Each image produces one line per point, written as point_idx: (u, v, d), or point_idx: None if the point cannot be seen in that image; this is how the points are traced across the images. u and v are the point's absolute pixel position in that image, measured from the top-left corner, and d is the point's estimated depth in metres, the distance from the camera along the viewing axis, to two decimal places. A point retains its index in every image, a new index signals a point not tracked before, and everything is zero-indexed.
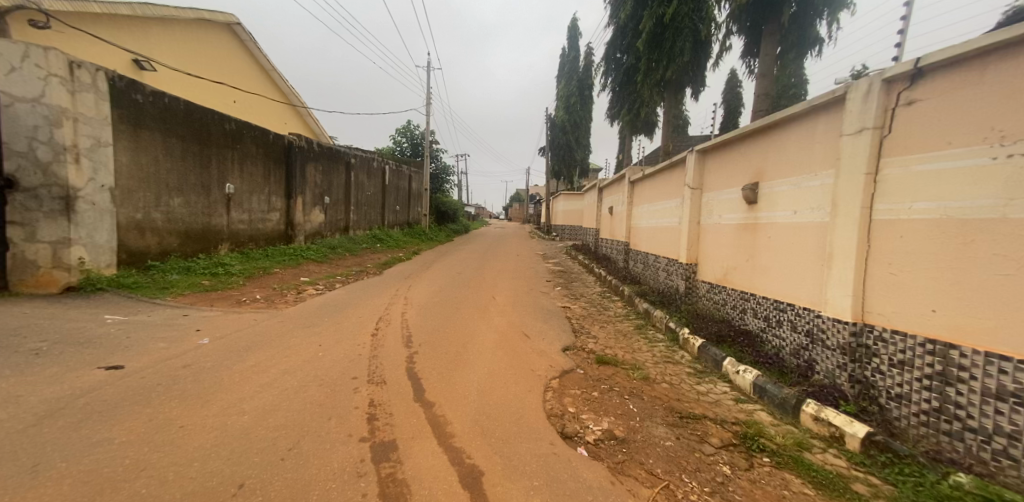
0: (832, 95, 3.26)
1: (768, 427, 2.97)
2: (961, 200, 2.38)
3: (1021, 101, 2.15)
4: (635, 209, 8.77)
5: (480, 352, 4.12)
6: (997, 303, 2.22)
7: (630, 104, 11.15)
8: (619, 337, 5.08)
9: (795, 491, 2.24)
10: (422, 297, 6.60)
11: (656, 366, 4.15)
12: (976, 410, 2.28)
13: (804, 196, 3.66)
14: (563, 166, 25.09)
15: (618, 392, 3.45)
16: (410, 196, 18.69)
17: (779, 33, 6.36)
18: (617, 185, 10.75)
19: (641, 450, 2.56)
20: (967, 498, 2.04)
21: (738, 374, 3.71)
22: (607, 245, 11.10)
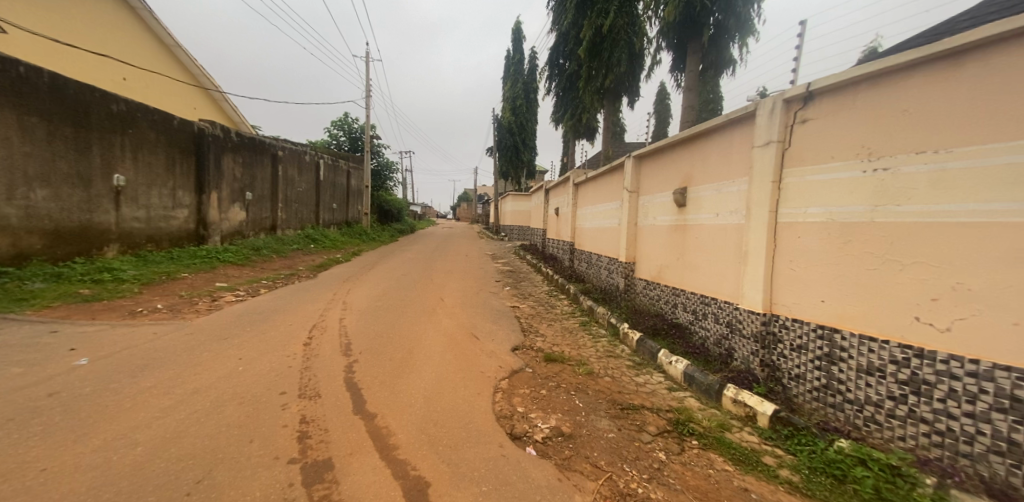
0: (745, 110, 3.66)
1: (696, 412, 3.27)
2: (842, 207, 2.79)
3: (883, 125, 2.57)
4: (579, 210, 9.12)
5: (424, 357, 4.10)
6: (868, 297, 2.63)
7: (572, 108, 11.56)
8: (565, 334, 5.29)
9: (719, 469, 2.51)
10: (364, 302, 6.39)
11: (599, 361, 4.39)
12: (852, 384, 2.69)
13: (724, 200, 4.05)
14: (511, 167, 25.37)
15: (564, 388, 3.61)
16: (348, 193, 17.91)
17: (700, 51, 6.98)
18: (562, 187, 11.12)
19: (586, 444, 2.71)
20: (846, 460, 2.41)
21: (670, 364, 4.03)
22: (553, 245, 11.44)
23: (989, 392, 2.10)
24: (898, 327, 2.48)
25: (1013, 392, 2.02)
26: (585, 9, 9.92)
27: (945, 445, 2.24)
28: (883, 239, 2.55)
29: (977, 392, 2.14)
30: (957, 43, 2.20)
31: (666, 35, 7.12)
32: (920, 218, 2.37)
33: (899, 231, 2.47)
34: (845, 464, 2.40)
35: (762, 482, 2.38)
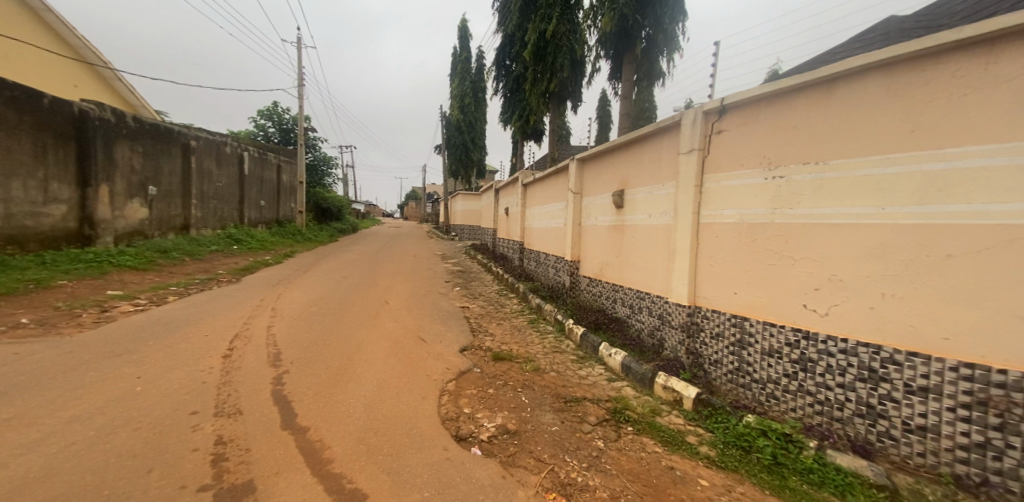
0: (672, 120, 3.99)
1: (631, 400, 3.51)
2: (749, 210, 3.16)
3: (780, 138, 2.95)
4: (527, 210, 9.30)
5: (365, 363, 4.01)
6: (771, 291, 3.00)
7: (518, 110, 11.76)
8: (514, 332, 5.41)
9: (649, 451, 2.73)
10: (299, 307, 6.06)
11: (545, 357, 4.54)
12: (757, 365, 3.06)
13: (656, 202, 4.37)
14: (460, 166, 25.16)
15: (511, 385, 3.71)
16: (279, 189, 16.75)
17: (634, 63, 7.44)
18: (511, 187, 11.29)
19: (531, 440, 2.82)
20: (751, 432, 2.75)
21: (610, 356, 4.27)
22: (503, 244, 11.58)
23: (857, 365, 2.51)
24: (792, 316, 2.87)
25: (871, 363, 2.44)
26: (529, 13, 10.17)
27: (825, 412, 2.65)
28: (782, 242, 2.92)
29: (848, 366, 2.55)
30: (834, 71, 2.59)
31: (604, 45, 7.52)
32: (809, 221, 2.75)
33: (794, 234, 2.84)
34: (751, 436, 2.73)
35: (686, 459, 2.64)
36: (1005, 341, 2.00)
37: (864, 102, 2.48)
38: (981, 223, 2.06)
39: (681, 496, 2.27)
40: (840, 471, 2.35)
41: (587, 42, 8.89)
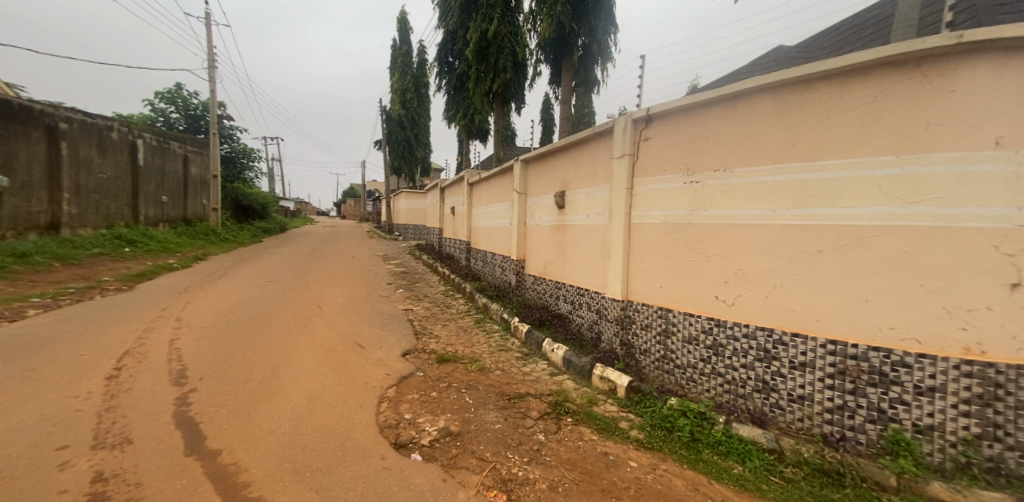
0: (607, 126, 4.22)
1: (571, 392, 3.68)
2: (672, 212, 3.46)
3: (697, 147, 3.27)
4: (474, 209, 9.31)
5: (292, 375, 3.79)
6: (692, 286, 3.30)
7: (462, 109, 11.71)
8: (459, 333, 5.41)
9: (586, 439, 2.88)
10: (215, 317, 5.56)
11: (490, 356, 4.61)
12: (679, 352, 3.37)
13: (594, 203, 4.60)
14: (403, 163, 24.45)
15: (455, 387, 3.73)
16: (187, 184, 15.06)
17: (573, 69, 7.79)
18: (457, 186, 11.24)
19: (473, 440, 2.85)
20: (672, 413, 3.03)
21: (553, 351, 4.43)
22: (450, 244, 11.50)
23: (757, 348, 2.87)
24: (710, 308, 3.18)
25: (768, 346, 2.82)
26: (470, 12, 10.22)
27: (732, 391, 2.99)
28: (701, 242, 3.22)
29: (751, 349, 2.90)
30: (736, 90, 2.94)
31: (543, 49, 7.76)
32: (723, 222, 3.08)
33: (711, 234, 3.16)
34: (673, 417, 3.00)
35: (618, 444, 2.83)
36: (861, 323, 2.46)
37: (763, 119, 2.84)
38: (845, 224, 2.49)
39: (612, 478, 2.43)
40: (742, 441, 2.68)
41: (529, 45, 9.09)
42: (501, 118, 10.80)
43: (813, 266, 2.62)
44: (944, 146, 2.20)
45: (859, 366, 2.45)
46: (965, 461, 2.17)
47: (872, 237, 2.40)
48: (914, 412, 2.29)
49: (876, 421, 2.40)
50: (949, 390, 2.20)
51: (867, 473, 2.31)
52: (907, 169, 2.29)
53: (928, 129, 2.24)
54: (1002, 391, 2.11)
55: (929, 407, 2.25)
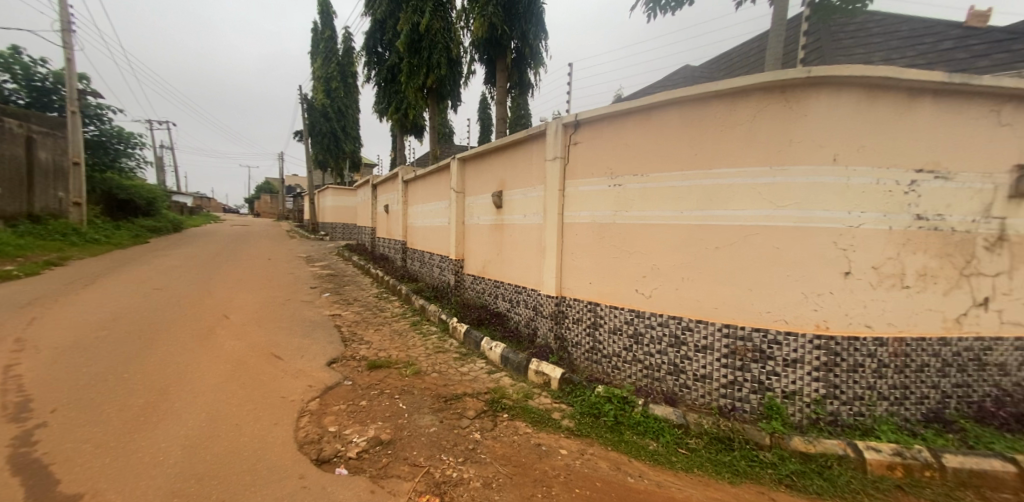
0: (540, 129, 4.37)
1: (507, 389, 3.76)
2: (599, 212, 3.69)
3: (620, 152, 3.52)
4: (409, 208, 9.10)
5: (188, 395, 3.37)
6: (619, 282, 3.55)
7: (393, 103, 11.32)
8: (393, 337, 5.26)
9: (520, 433, 2.97)
10: (80, 335, 4.73)
11: (427, 359, 4.54)
12: (606, 342, 3.61)
13: (530, 204, 4.75)
14: (327, 156, 22.45)
15: (387, 394, 3.62)
16: (32, 171, 12.27)
17: (507, 70, 7.89)
18: (390, 184, 10.88)
19: (406, 446, 2.79)
20: (598, 398, 3.27)
21: (491, 349, 4.47)
22: (383, 244, 11.12)
23: (670, 334, 3.21)
24: (632, 301, 3.46)
25: (680, 333, 3.16)
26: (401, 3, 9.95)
27: (650, 375, 3.30)
28: (625, 242, 3.48)
29: (665, 336, 3.23)
30: (649, 102, 3.25)
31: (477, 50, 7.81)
32: (642, 223, 3.37)
33: (632, 234, 3.43)
34: (600, 403, 3.22)
35: (550, 434, 2.95)
36: (748, 310, 2.92)
37: (675, 132, 3.17)
38: (736, 225, 2.93)
39: (544, 467, 2.53)
40: (657, 419, 2.96)
41: (462, 42, 9.07)
42: (435, 114, 10.63)
43: (713, 260, 3.03)
44: (804, 160, 2.73)
45: (746, 345, 2.92)
46: (814, 417, 2.78)
47: (755, 236, 2.86)
48: (783, 380, 2.82)
49: (757, 390, 2.88)
50: (806, 361, 2.78)
51: (748, 435, 2.71)
52: (779, 178, 2.78)
53: (793, 145, 2.75)
54: (838, 357, 2.76)
55: (793, 376, 2.80)
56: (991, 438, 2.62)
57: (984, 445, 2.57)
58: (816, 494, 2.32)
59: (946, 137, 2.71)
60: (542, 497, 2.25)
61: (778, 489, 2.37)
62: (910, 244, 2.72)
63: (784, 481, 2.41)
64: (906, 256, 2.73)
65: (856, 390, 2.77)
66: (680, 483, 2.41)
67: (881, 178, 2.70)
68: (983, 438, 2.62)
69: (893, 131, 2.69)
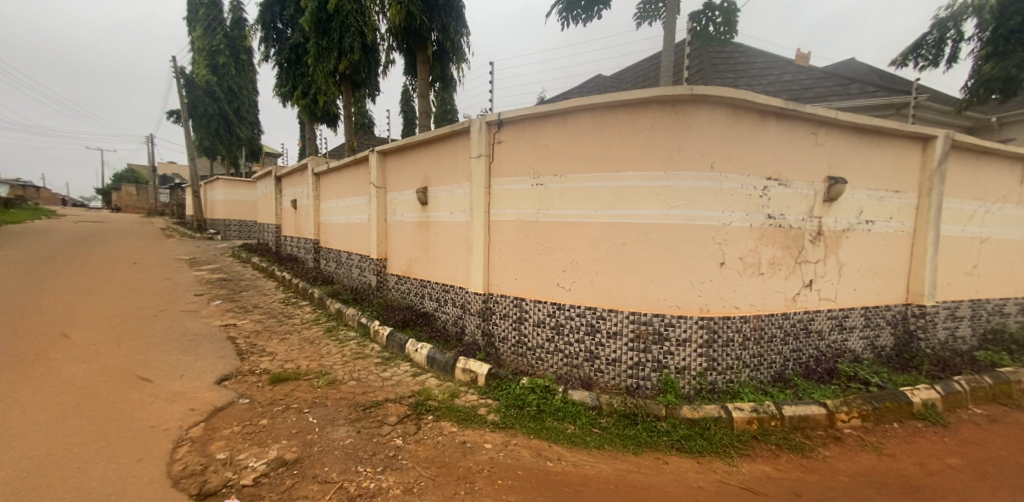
0: (465, 126, 4.36)
1: (433, 390, 3.64)
2: (523, 211, 3.79)
3: (541, 152, 3.66)
4: (322, 203, 8.52)
5: (9, 439, 2.66)
6: (543, 277, 3.69)
7: (299, 86, 10.40)
8: (303, 346, 4.81)
9: (446, 433, 2.92)
10: None
11: (344, 366, 4.21)
12: (531, 335, 3.75)
13: (456, 201, 4.72)
14: (216, 141, 19.91)
15: (294, 409, 3.26)
16: None
17: (428, 62, 7.70)
18: (298, 177, 10.04)
19: (316, 463, 2.56)
20: (522, 389, 3.38)
21: (416, 351, 4.28)
22: (292, 244, 10.22)
23: (586, 324, 3.46)
24: (554, 295, 3.64)
25: (595, 323, 3.43)
26: None
27: (569, 364, 3.52)
28: (548, 238, 3.64)
29: (583, 325, 3.48)
30: (563, 107, 3.44)
31: (397, 42, 7.55)
32: (562, 220, 3.56)
33: (553, 232, 3.61)
34: (523, 394, 3.32)
35: (476, 430, 2.96)
36: (651, 299, 3.27)
37: (590, 136, 3.40)
38: (640, 223, 3.25)
39: (468, 464, 2.56)
40: (574, 404, 3.16)
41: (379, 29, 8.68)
42: (350, 103, 10.00)
43: (622, 255, 3.31)
44: (691, 167, 3.14)
45: (648, 329, 3.27)
46: (699, 387, 3.22)
47: (656, 233, 3.21)
48: (676, 358, 3.23)
49: (656, 369, 3.25)
50: (693, 340, 3.23)
51: (650, 409, 3.02)
52: (673, 182, 3.16)
53: (682, 153, 3.15)
54: (716, 335, 3.26)
55: (683, 353, 3.23)
56: (813, 388, 3.35)
57: (808, 394, 3.27)
58: (698, 453, 2.70)
59: (782, 152, 3.38)
60: (464, 495, 2.28)
61: (670, 453, 2.70)
62: (762, 238, 3.34)
63: (676, 446, 2.75)
64: (759, 248, 3.35)
65: (728, 361, 3.30)
66: (592, 460, 2.62)
67: (743, 183, 3.25)
68: (808, 389, 3.33)
69: (751, 146, 3.26)
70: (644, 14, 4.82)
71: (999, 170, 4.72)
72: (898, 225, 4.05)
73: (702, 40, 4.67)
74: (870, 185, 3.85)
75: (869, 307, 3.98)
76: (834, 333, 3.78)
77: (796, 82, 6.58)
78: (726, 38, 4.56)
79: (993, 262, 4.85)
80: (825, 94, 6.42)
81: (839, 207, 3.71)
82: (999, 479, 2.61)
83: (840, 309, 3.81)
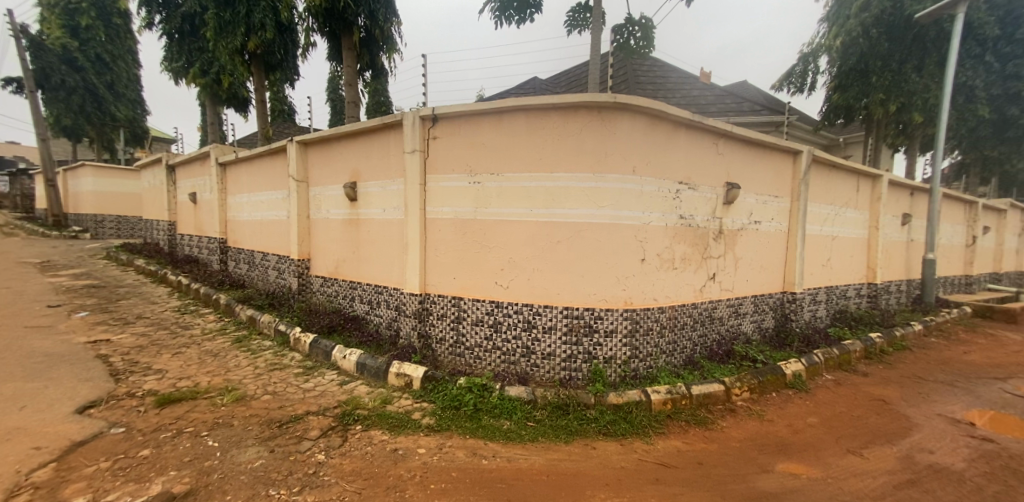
0: (397, 119, 4.22)
1: (363, 397, 3.46)
2: (461, 209, 3.77)
3: (477, 150, 3.67)
4: (231, 198, 7.76)
5: None
6: (480, 275, 3.71)
7: (196, 62, 9.45)
8: (203, 361, 4.29)
9: (375, 442, 2.78)
10: None
11: (258, 378, 3.85)
12: (469, 334, 3.75)
13: (389, 197, 4.57)
14: (82, 120, 16.81)
15: (187, 433, 2.83)
16: None
17: (354, 49, 7.36)
18: (198, 168, 9.04)
19: (217, 491, 2.25)
20: (460, 389, 3.36)
21: (344, 358, 4.06)
22: (193, 243, 9.17)
23: (523, 320, 3.55)
24: (492, 293, 3.68)
25: (532, 319, 3.52)
26: None
27: (507, 361, 3.58)
28: (486, 237, 3.66)
29: (520, 321, 3.56)
30: (500, 106, 3.48)
31: (318, 24, 7.07)
32: (499, 219, 3.60)
33: (490, 230, 3.64)
34: (460, 395, 3.30)
35: (409, 436, 2.86)
36: (581, 294, 3.44)
37: (524, 135, 3.49)
38: (573, 222, 3.40)
39: (399, 472, 2.46)
40: (511, 400, 3.23)
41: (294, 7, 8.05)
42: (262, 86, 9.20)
43: (556, 252, 3.44)
44: (617, 170, 3.36)
45: (580, 322, 3.45)
46: (624, 375, 3.46)
47: (587, 232, 3.39)
48: (603, 349, 3.44)
49: (586, 360, 3.44)
50: (619, 330, 3.46)
51: (581, 399, 3.18)
52: (600, 184, 3.36)
53: (609, 156, 3.36)
54: (638, 324, 3.51)
55: (610, 344, 3.45)
56: (715, 368, 3.75)
57: (712, 374, 3.65)
58: (622, 435, 2.90)
59: (691, 158, 3.74)
60: None
61: (597, 438, 2.87)
62: (676, 236, 3.67)
63: (602, 431, 2.93)
64: (673, 245, 3.67)
65: (648, 349, 3.57)
66: (525, 453, 2.69)
67: (660, 186, 3.54)
68: (713, 369, 3.72)
69: (667, 152, 3.57)
70: (573, 23, 5.03)
71: (848, 179, 5.69)
72: (779, 225, 4.66)
73: (624, 52, 4.97)
74: (759, 191, 4.40)
75: (760, 296, 4.55)
76: (733, 319, 4.25)
77: (703, 97, 7.25)
78: (644, 52, 4.91)
79: (845, 257, 5.82)
80: (725, 110, 7.19)
81: (736, 209, 4.18)
82: (848, 432, 3.13)
83: (738, 298, 4.30)
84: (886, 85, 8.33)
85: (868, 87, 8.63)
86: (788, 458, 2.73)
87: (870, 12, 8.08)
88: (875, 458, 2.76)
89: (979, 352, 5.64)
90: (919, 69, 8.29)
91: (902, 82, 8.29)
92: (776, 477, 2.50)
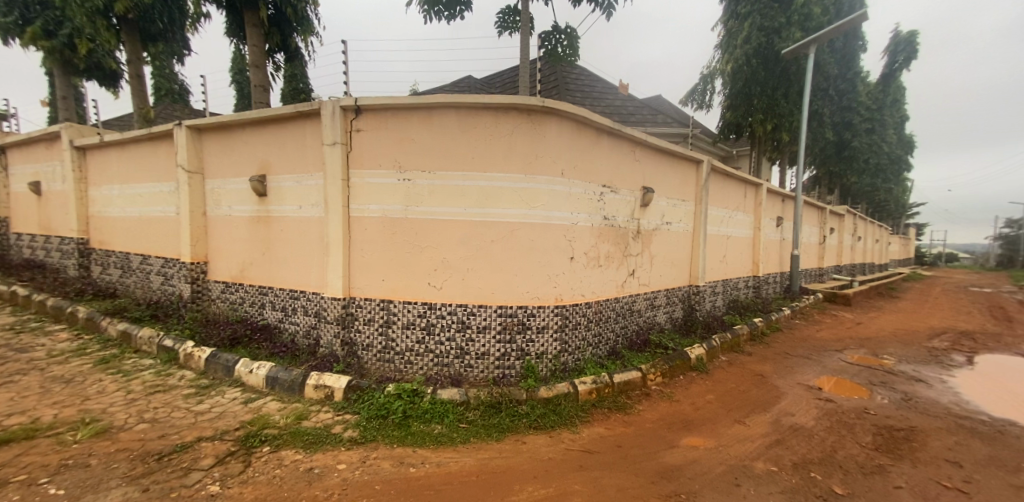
0: (316, 107, 3.96)
1: (274, 415, 3.18)
2: (389, 207, 3.64)
3: (406, 146, 3.57)
4: (98, 191, 6.65)
5: None
6: (410, 275, 3.62)
7: (37, 19, 7.92)
8: (48, 390, 3.60)
9: (286, 464, 2.58)
10: None
11: (131, 405, 3.35)
12: (399, 339, 3.64)
13: (305, 193, 4.28)
14: None
15: (17, 484, 2.34)
16: None
17: (260, 27, 6.72)
18: (44, 153, 7.57)
19: None
20: (388, 396, 3.24)
21: (251, 373, 3.72)
22: (40, 246, 7.68)
23: (456, 321, 3.54)
24: (424, 294, 3.61)
25: (465, 318, 3.53)
26: None
27: (440, 364, 3.54)
28: (417, 236, 3.58)
29: (454, 322, 3.54)
30: (430, 102, 3.42)
31: None
32: (430, 218, 3.54)
33: (421, 230, 3.57)
34: (388, 403, 3.19)
35: (327, 453, 2.70)
36: (512, 291, 3.52)
37: (453, 133, 3.47)
38: (505, 222, 3.46)
39: (314, 492, 2.31)
40: (443, 403, 3.20)
41: None
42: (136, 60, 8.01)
43: (489, 252, 3.48)
44: (546, 171, 3.49)
45: (514, 320, 3.53)
46: (553, 369, 3.60)
47: (519, 231, 3.48)
48: (536, 345, 3.56)
49: (519, 358, 3.53)
50: (550, 326, 3.60)
51: (514, 396, 3.25)
52: (531, 184, 3.46)
53: (538, 159, 3.48)
54: (567, 319, 3.68)
55: (541, 340, 3.57)
56: (634, 357, 4.05)
57: (632, 362, 3.94)
58: (551, 428, 3.02)
59: (613, 163, 4.00)
60: None
61: (529, 433, 2.96)
62: (600, 235, 3.89)
63: (534, 425, 3.03)
64: (598, 244, 3.89)
65: (576, 343, 3.75)
66: (456, 455, 2.69)
67: (586, 188, 3.74)
68: (632, 358, 4.01)
69: (591, 156, 3.77)
70: (505, 24, 5.09)
71: (738, 185, 6.46)
72: (686, 225, 5.14)
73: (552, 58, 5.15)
74: (670, 195, 4.82)
75: (671, 290, 4.99)
76: (648, 312, 4.61)
77: (622, 107, 7.76)
78: (571, 60, 5.13)
79: (736, 253, 6.59)
80: (642, 120, 7.75)
81: (651, 211, 4.55)
82: (734, 404, 3.55)
83: (653, 292, 4.68)
84: (763, 107, 9.63)
85: (751, 107, 9.87)
86: (689, 433, 3.02)
87: (751, 43, 9.32)
88: (755, 425, 3.18)
89: (829, 329, 6.78)
90: (786, 96, 9.74)
91: (774, 105, 9.65)
92: (680, 451, 2.77)
